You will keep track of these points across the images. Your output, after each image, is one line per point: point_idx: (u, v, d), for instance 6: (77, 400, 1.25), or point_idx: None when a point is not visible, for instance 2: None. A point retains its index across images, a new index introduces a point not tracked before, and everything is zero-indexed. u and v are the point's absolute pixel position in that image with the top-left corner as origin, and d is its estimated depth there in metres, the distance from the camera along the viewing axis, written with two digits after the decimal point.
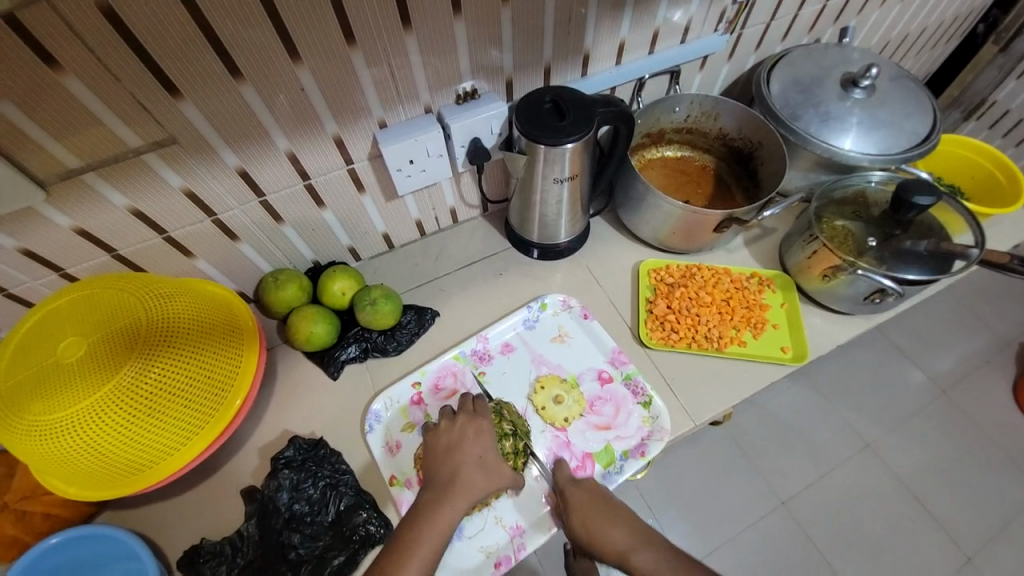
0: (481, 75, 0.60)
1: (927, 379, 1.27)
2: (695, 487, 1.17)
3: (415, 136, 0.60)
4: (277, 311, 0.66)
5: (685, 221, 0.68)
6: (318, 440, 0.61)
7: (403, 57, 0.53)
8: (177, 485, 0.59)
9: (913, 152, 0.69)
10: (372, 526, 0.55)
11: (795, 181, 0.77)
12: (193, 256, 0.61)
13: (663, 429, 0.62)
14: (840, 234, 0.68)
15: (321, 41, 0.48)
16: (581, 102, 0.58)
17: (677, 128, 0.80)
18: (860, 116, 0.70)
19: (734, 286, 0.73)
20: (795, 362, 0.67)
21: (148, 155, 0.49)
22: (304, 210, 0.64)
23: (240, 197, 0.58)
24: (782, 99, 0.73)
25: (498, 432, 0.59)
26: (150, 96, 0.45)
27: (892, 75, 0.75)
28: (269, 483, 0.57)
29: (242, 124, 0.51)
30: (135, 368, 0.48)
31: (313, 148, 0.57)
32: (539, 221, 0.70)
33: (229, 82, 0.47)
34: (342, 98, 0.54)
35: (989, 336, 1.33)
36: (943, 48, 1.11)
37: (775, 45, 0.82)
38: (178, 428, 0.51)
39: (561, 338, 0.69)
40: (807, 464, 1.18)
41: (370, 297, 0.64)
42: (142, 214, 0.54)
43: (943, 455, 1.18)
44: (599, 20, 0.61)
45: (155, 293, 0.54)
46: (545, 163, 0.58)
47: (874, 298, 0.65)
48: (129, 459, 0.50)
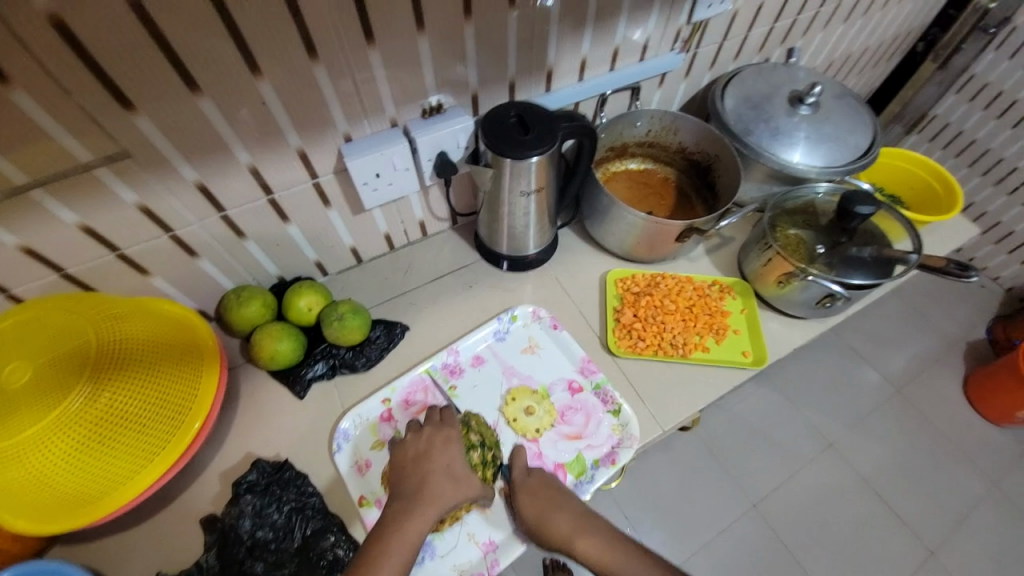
0: (446, 90, 0.61)
1: (883, 378, 1.34)
2: (670, 492, 1.19)
3: (382, 150, 0.60)
4: (239, 329, 0.64)
5: (648, 233, 0.71)
6: (283, 463, 0.58)
7: (367, 71, 0.54)
8: (132, 516, 0.56)
9: (855, 165, 0.74)
10: (340, 551, 0.54)
11: (750, 193, 0.81)
12: (148, 273, 0.59)
13: (632, 436, 0.63)
14: (793, 242, 0.72)
15: (284, 53, 0.48)
16: (545, 117, 0.60)
17: (640, 142, 0.83)
18: (806, 131, 0.74)
19: (697, 293, 0.75)
20: (755, 365, 0.69)
21: (101, 170, 0.47)
22: (268, 225, 0.63)
23: (200, 212, 0.56)
24: (735, 114, 0.77)
25: (466, 444, 0.60)
26: (104, 113, 0.44)
27: (836, 93, 0.80)
28: (230, 511, 0.54)
29: (201, 137, 0.50)
30: (83, 395, 0.46)
31: (276, 163, 0.56)
32: (508, 233, 0.71)
33: (186, 95, 0.46)
34: (306, 111, 0.54)
35: (938, 336, 1.41)
36: (884, 66, 1.19)
37: (728, 64, 0.87)
38: (130, 454, 0.48)
39: (532, 348, 0.70)
40: (776, 466, 1.22)
41: (338, 312, 0.63)
42: (93, 231, 0.51)
43: (899, 450, 1.24)
44: (561, 37, 0.64)
45: (106, 314, 0.51)
46: (511, 177, 0.60)
47: (825, 302, 0.68)
48: (77, 488, 0.46)
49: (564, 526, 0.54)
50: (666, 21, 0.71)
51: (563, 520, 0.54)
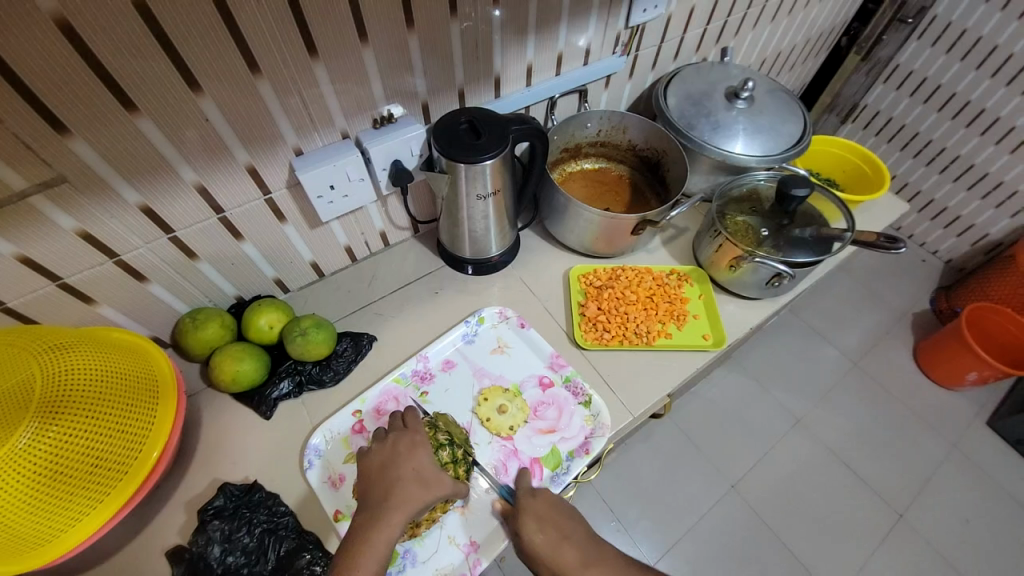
0: (396, 100, 0.62)
1: (840, 354, 1.42)
2: (652, 481, 1.21)
3: (334, 161, 0.60)
4: (198, 353, 0.62)
5: (605, 227, 0.73)
6: (251, 485, 0.57)
7: (313, 87, 0.54)
8: (89, 557, 0.53)
9: (790, 152, 0.78)
10: (317, 568, 0.53)
11: (698, 184, 0.85)
12: (94, 303, 0.57)
13: (604, 425, 0.64)
14: (742, 228, 0.75)
15: (226, 72, 0.47)
16: (495, 121, 0.61)
17: (592, 142, 0.86)
18: (743, 123, 0.79)
19: (656, 282, 0.78)
20: (716, 347, 0.72)
21: (38, 199, 0.46)
22: (222, 244, 0.61)
23: (146, 235, 0.55)
24: (678, 111, 0.81)
25: (435, 444, 0.58)
26: (36, 135, 0.42)
27: (769, 88, 0.86)
28: (197, 539, 0.52)
29: (142, 159, 0.49)
30: (30, 431, 0.43)
31: (224, 180, 0.55)
32: (468, 237, 0.72)
33: (123, 116, 0.45)
34: (252, 127, 0.53)
35: (886, 310, 1.50)
36: (813, 61, 1.27)
37: (669, 64, 0.91)
38: (85, 491, 0.47)
39: (501, 349, 0.71)
40: (750, 447, 1.26)
41: (300, 327, 0.62)
42: (32, 262, 0.49)
43: (861, 420, 1.31)
44: (505, 45, 0.65)
45: (48, 345, 0.48)
46: (466, 181, 0.61)
47: (774, 282, 0.72)
48: (25, 534, 0.44)
49: (537, 521, 0.54)
50: (605, 26, 0.74)
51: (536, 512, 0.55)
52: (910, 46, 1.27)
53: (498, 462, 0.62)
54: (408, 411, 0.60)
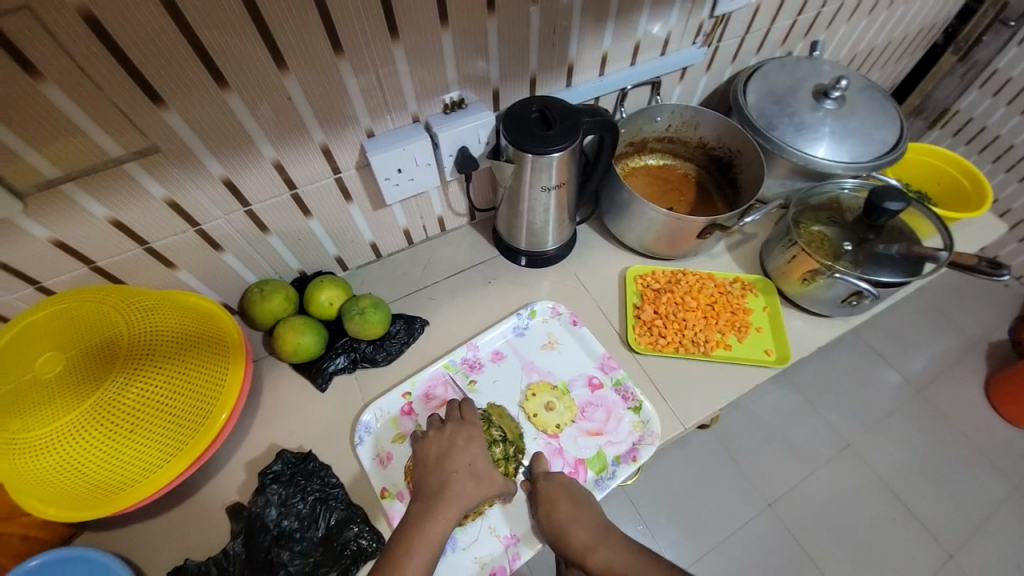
0: (467, 85, 0.61)
1: (903, 380, 1.31)
2: (684, 491, 1.17)
3: (404, 145, 0.60)
4: (262, 322, 0.65)
5: (669, 228, 0.70)
6: (306, 455, 0.59)
7: (390, 66, 0.54)
8: (159, 504, 0.58)
9: (882, 160, 0.72)
10: (364, 541, 0.54)
11: (773, 188, 0.79)
12: (175, 267, 0.60)
13: (653, 433, 0.62)
14: (818, 238, 0.71)
15: (309, 52, 0.48)
16: (567, 111, 0.59)
17: (660, 137, 0.82)
18: (831, 125, 0.73)
19: (718, 290, 0.74)
20: (779, 363, 0.68)
21: (130, 164, 0.48)
22: (292, 220, 0.63)
23: (225, 207, 0.57)
24: (759, 109, 0.76)
25: (488, 439, 0.60)
26: (134, 106, 0.44)
27: (862, 87, 0.78)
28: (256, 500, 0.55)
29: (226, 132, 0.50)
30: (117, 383, 0.47)
31: (298, 156, 0.57)
32: (527, 229, 0.71)
33: (215, 91, 0.46)
34: (329, 105, 0.54)
35: (959, 336, 1.38)
36: (907, 60, 1.16)
37: (750, 58, 0.86)
38: (160, 444, 0.50)
39: (551, 344, 0.70)
40: (793, 466, 1.20)
41: (359, 306, 0.63)
42: (123, 225, 0.52)
43: (920, 451, 1.22)
44: (583, 32, 0.63)
45: (136, 306, 0.52)
46: (532, 172, 0.59)
47: (851, 300, 0.67)
48: (108, 478, 0.48)
49: (547, 491, 0.56)
50: (688, 14, 0.70)
51: (557, 491, 0.56)
52: (1009, 51, 1.09)
53: (541, 460, 0.61)
54: (466, 402, 0.61)
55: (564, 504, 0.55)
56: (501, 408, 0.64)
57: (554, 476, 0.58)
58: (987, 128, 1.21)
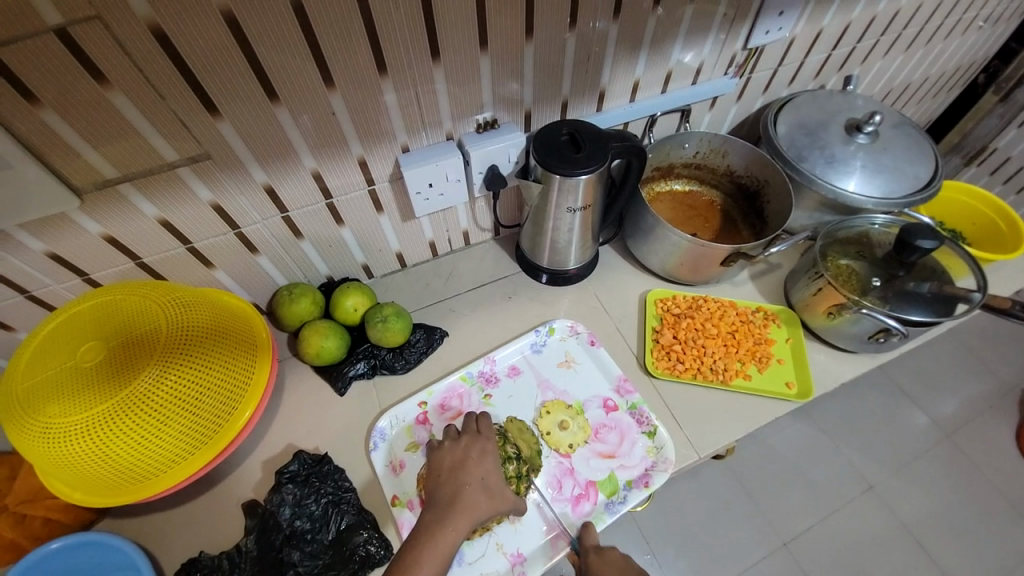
0: (501, 106, 0.63)
1: (931, 423, 1.26)
2: (695, 522, 1.14)
3: (437, 161, 0.62)
4: (289, 324, 0.67)
5: (692, 254, 0.70)
6: (323, 456, 0.60)
7: (429, 85, 0.56)
8: (178, 495, 0.59)
9: (916, 197, 0.71)
10: (372, 547, 0.55)
11: (800, 220, 0.79)
12: (212, 266, 0.63)
13: (667, 460, 0.62)
14: (845, 272, 0.70)
15: (354, 70, 0.51)
16: (597, 136, 0.60)
17: (687, 163, 0.83)
18: (863, 160, 0.72)
19: (740, 319, 0.74)
20: (800, 398, 0.67)
21: (182, 169, 0.51)
22: (324, 227, 0.66)
23: (264, 211, 0.59)
24: (789, 140, 0.76)
25: (502, 456, 0.59)
26: (190, 114, 0.47)
27: (895, 122, 0.78)
28: (272, 498, 0.56)
29: (272, 141, 0.53)
30: (152, 374, 0.49)
31: (337, 166, 0.59)
32: (550, 247, 0.72)
33: (265, 103, 0.49)
34: (369, 122, 0.56)
35: (993, 381, 1.32)
36: (944, 97, 1.14)
37: (782, 89, 0.86)
38: (188, 436, 0.52)
39: (568, 363, 0.70)
40: (810, 506, 1.16)
41: (382, 314, 0.65)
42: (170, 224, 0.55)
43: (947, 499, 1.16)
44: (616, 60, 0.65)
45: (176, 302, 0.55)
46: (559, 192, 0.60)
47: (878, 337, 0.66)
48: (136, 465, 0.50)
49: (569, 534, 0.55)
50: (722, 45, 0.71)
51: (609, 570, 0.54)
52: None
53: (553, 478, 0.61)
54: (481, 415, 0.61)
55: (597, 558, 0.55)
56: (515, 426, 0.63)
57: (606, 552, 0.55)
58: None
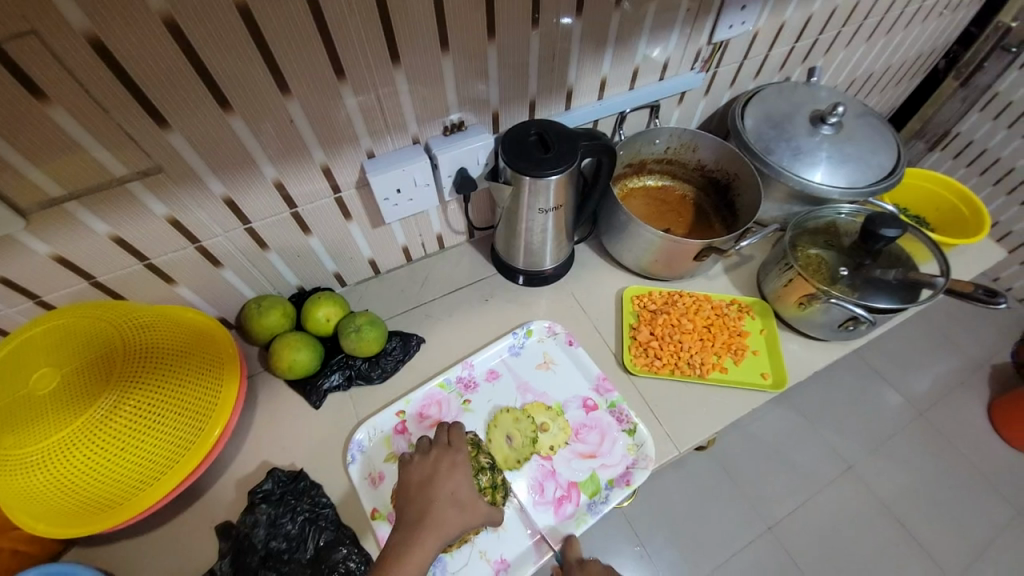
0: (467, 107, 0.62)
1: (905, 402, 1.30)
2: (683, 512, 1.16)
3: (403, 166, 0.61)
4: (260, 338, 0.65)
5: (666, 251, 0.70)
6: (298, 473, 0.59)
7: (391, 87, 0.55)
8: (149, 521, 0.57)
9: (880, 186, 0.72)
10: (352, 563, 0.54)
11: (770, 212, 0.80)
12: (174, 282, 0.60)
13: (647, 457, 0.62)
14: (814, 262, 0.71)
15: (312, 76, 0.49)
16: (565, 135, 0.60)
17: (658, 159, 0.83)
18: (828, 151, 0.73)
19: (715, 312, 0.75)
20: (775, 388, 0.68)
21: (134, 184, 0.49)
22: (291, 237, 0.64)
23: (225, 224, 0.58)
24: (756, 133, 0.76)
25: (475, 467, 0.59)
26: (138, 127, 0.45)
27: (858, 113, 0.79)
28: (245, 519, 0.54)
29: (229, 152, 0.51)
30: (110, 401, 0.47)
31: (300, 175, 0.58)
32: (524, 248, 0.71)
33: (218, 114, 0.48)
34: (330, 128, 0.55)
35: (961, 358, 1.37)
36: (906, 83, 1.16)
37: (749, 82, 0.87)
38: (152, 461, 0.50)
39: (547, 364, 0.70)
40: (793, 489, 1.18)
41: (355, 324, 0.63)
42: (124, 242, 0.53)
43: (922, 475, 1.20)
44: (582, 57, 0.64)
45: (134, 323, 0.53)
46: (530, 194, 0.60)
47: (848, 325, 0.67)
48: (99, 495, 0.48)
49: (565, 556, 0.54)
50: (687, 40, 0.71)
51: None
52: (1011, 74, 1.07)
53: (534, 481, 0.61)
54: (453, 426, 0.60)
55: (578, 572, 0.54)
56: (501, 420, 0.65)
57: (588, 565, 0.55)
58: (1001, 160, 1.17)
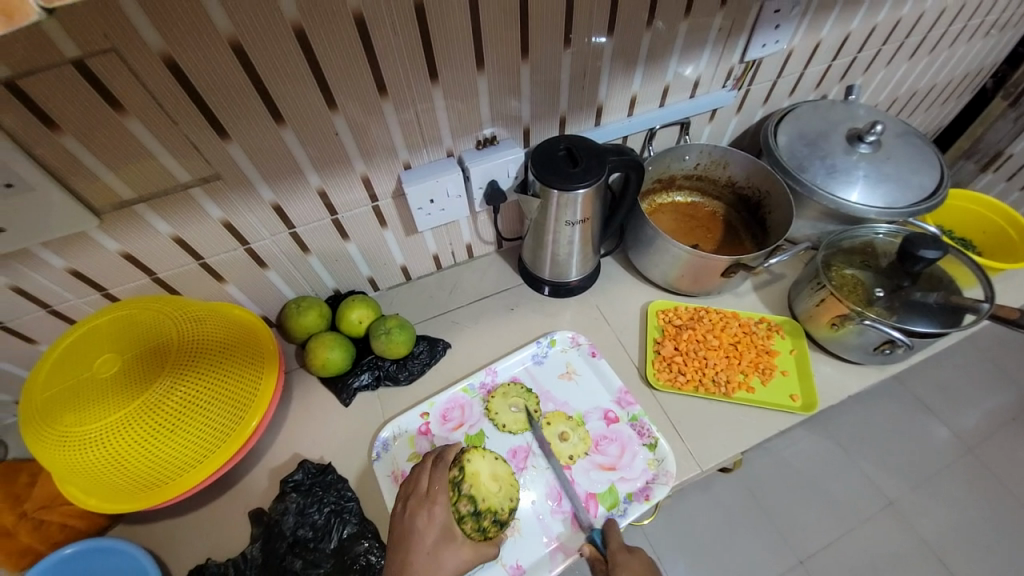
0: (500, 123, 0.65)
1: (952, 436, 1.22)
2: (708, 537, 1.12)
3: (437, 177, 0.64)
4: (297, 336, 0.69)
5: (692, 266, 0.70)
6: (326, 466, 0.61)
7: (428, 103, 0.58)
8: (186, 504, 0.61)
9: (921, 207, 0.70)
10: (372, 557, 0.56)
11: (803, 230, 0.79)
12: (224, 281, 0.65)
13: (668, 473, 0.61)
14: (850, 282, 0.69)
15: (357, 91, 0.53)
16: (593, 151, 0.61)
17: (688, 175, 0.83)
18: (866, 170, 0.72)
19: (742, 330, 0.74)
20: (804, 411, 0.66)
21: (194, 189, 0.54)
22: (330, 242, 0.68)
23: (272, 228, 0.62)
24: (789, 151, 0.76)
25: (456, 515, 0.54)
26: (202, 137, 0.50)
27: (898, 132, 0.77)
28: (276, 506, 0.57)
29: (278, 160, 0.55)
30: (164, 386, 0.52)
31: (341, 183, 0.61)
32: (551, 259, 0.73)
33: (272, 126, 0.52)
34: (370, 140, 0.58)
35: (1017, 392, 1.28)
36: (953, 104, 1.12)
37: (783, 99, 0.86)
38: (196, 444, 0.54)
39: (569, 374, 0.70)
40: (827, 522, 1.12)
41: (385, 326, 0.66)
42: (183, 241, 0.58)
43: (971, 517, 1.12)
44: (613, 76, 0.66)
45: (188, 316, 0.57)
46: (558, 207, 0.62)
47: (884, 348, 0.65)
48: (147, 473, 0.52)
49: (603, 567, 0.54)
50: (719, 58, 0.72)
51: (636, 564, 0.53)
52: None
53: (552, 490, 0.61)
54: (430, 472, 0.57)
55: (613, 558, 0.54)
56: (495, 403, 0.67)
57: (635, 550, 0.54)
58: None
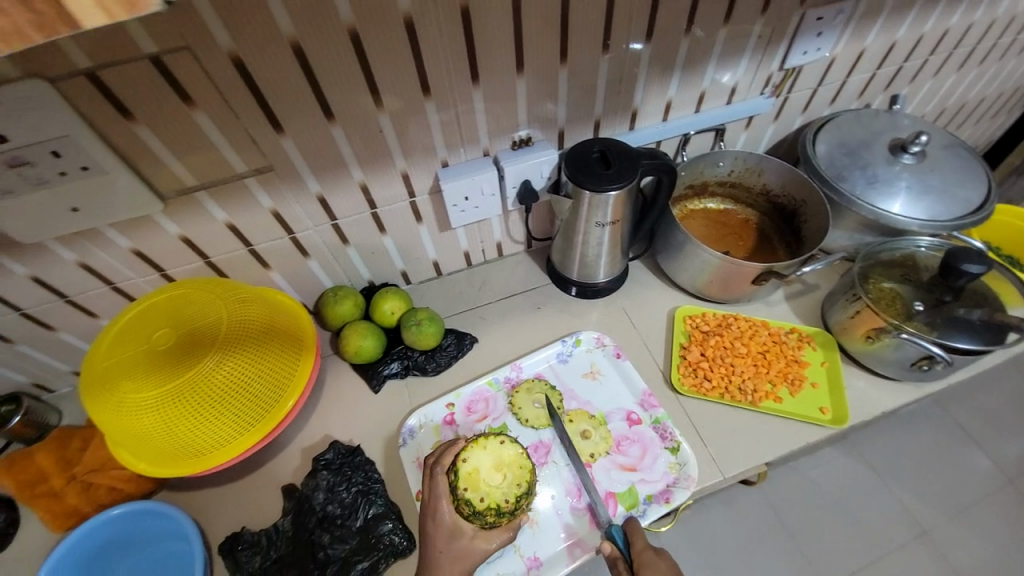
0: (536, 125, 0.67)
1: (994, 465, 1.16)
2: (728, 552, 1.10)
3: (472, 176, 0.66)
4: (332, 324, 0.72)
5: (722, 272, 0.70)
6: (356, 448, 0.64)
7: (468, 104, 0.60)
8: (224, 475, 0.65)
9: (966, 221, 0.68)
10: (396, 537, 0.58)
11: (839, 241, 0.77)
12: (269, 267, 0.69)
13: (689, 477, 0.61)
14: (888, 296, 0.67)
15: (402, 92, 0.56)
16: (627, 154, 0.62)
17: (721, 181, 0.83)
18: (908, 181, 0.70)
19: (772, 339, 0.73)
20: (834, 424, 0.65)
21: (249, 179, 0.57)
22: (368, 234, 0.71)
23: (316, 219, 0.65)
24: (828, 159, 0.74)
25: (463, 516, 0.54)
26: (260, 131, 0.53)
27: (945, 143, 0.75)
28: (308, 482, 0.60)
29: (326, 155, 0.59)
30: (213, 361, 0.55)
31: (382, 179, 0.64)
32: (579, 260, 0.74)
33: (323, 123, 0.55)
34: (411, 138, 0.61)
35: None
36: (1005, 117, 1.07)
37: (823, 107, 0.85)
38: (238, 418, 0.57)
39: (593, 374, 0.71)
40: (855, 547, 1.08)
41: (416, 318, 0.69)
42: (236, 228, 0.62)
43: (1012, 552, 1.06)
44: (649, 81, 0.67)
45: (236, 299, 0.61)
46: (589, 208, 0.63)
47: (922, 364, 0.63)
48: (193, 441, 0.55)
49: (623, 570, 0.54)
50: (758, 66, 0.72)
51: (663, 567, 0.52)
52: None
53: (572, 486, 0.62)
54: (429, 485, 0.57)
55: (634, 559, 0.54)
56: (519, 399, 0.68)
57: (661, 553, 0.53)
58: None
